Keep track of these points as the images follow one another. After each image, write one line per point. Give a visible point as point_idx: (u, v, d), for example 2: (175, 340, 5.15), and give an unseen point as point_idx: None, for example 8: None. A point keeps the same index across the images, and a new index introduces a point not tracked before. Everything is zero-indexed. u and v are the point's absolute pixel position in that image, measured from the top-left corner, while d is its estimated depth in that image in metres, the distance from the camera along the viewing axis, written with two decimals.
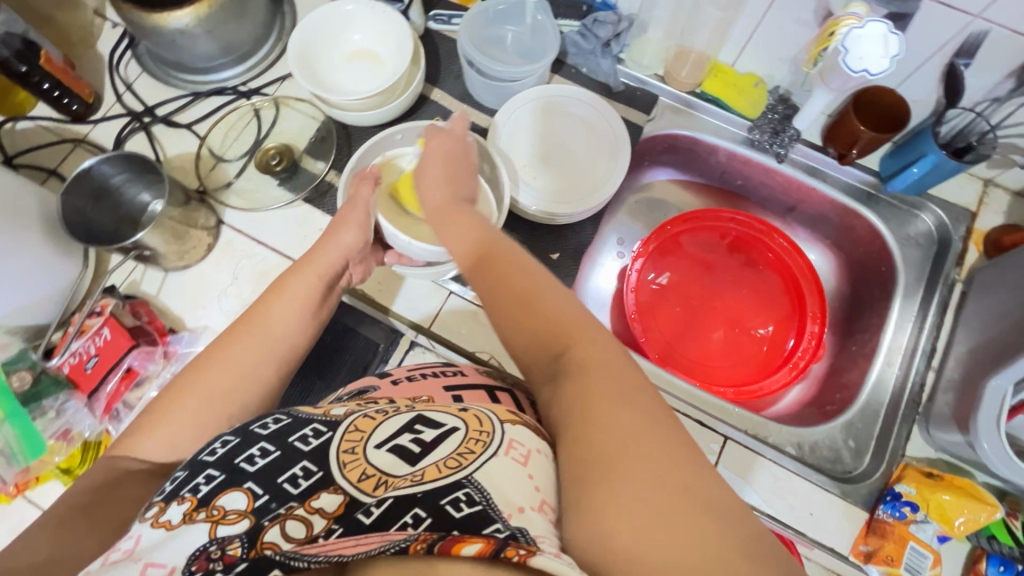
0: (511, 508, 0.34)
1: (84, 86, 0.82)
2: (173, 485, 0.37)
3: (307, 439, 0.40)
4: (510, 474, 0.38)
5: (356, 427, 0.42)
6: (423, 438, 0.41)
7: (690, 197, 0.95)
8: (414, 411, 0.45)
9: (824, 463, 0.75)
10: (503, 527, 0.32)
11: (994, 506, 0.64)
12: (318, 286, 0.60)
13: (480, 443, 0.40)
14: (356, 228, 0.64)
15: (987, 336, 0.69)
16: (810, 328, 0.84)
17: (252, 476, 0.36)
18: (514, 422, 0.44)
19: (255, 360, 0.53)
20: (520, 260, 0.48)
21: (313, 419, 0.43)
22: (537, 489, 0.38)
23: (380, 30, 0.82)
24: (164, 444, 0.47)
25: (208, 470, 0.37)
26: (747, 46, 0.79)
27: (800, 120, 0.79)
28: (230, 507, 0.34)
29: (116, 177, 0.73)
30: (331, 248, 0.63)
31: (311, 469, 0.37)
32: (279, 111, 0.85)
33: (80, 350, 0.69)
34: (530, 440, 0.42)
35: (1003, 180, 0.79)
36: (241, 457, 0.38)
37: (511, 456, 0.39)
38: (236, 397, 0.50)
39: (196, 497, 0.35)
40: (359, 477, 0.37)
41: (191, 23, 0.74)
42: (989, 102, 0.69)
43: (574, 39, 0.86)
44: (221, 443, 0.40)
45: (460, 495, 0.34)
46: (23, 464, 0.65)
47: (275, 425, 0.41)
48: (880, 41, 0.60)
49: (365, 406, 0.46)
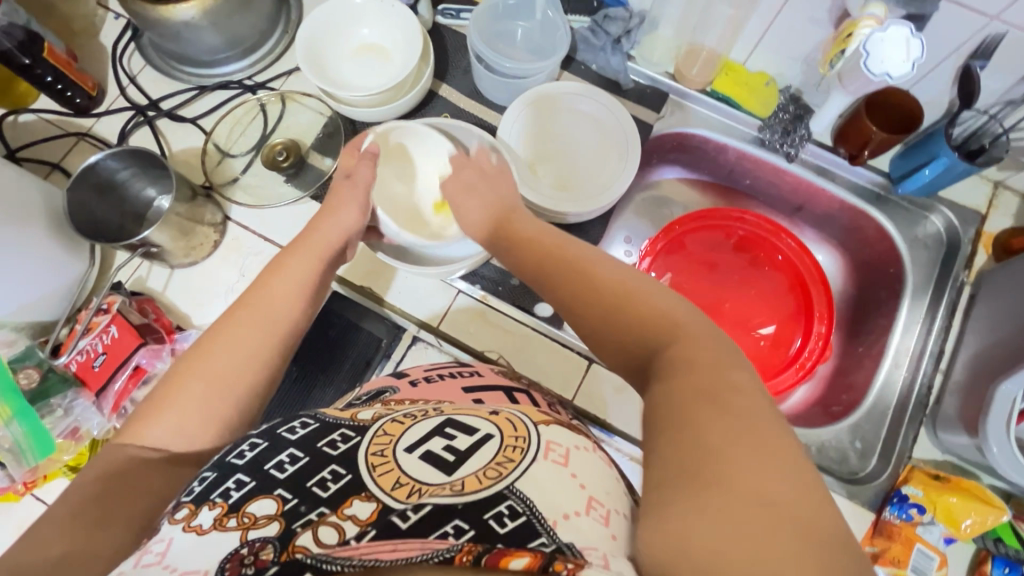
0: (556, 515, 0.34)
1: (87, 79, 0.80)
2: (202, 487, 0.38)
3: (336, 445, 0.41)
4: (552, 478, 0.38)
5: (385, 430, 0.42)
6: (457, 445, 0.41)
7: (698, 196, 0.94)
8: (443, 415, 0.45)
9: (831, 464, 0.76)
10: (548, 541, 0.31)
11: (1002, 509, 0.65)
12: (320, 267, 0.60)
13: (518, 450, 0.40)
14: (356, 208, 0.65)
15: (996, 339, 0.69)
16: (817, 329, 0.85)
17: (281, 483, 0.37)
18: (548, 424, 0.46)
19: (257, 339, 0.52)
20: (546, 240, 0.56)
21: (340, 424, 0.44)
22: (582, 487, 0.39)
23: (388, 25, 0.81)
24: (168, 429, 0.46)
25: (238, 475, 0.38)
26: (760, 44, 0.78)
27: (815, 123, 0.79)
28: (261, 514, 0.35)
29: (122, 173, 0.72)
30: (327, 230, 0.63)
31: (340, 472, 0.38)
32: (285, 107, 0.84)
33: (87, 348, 0.68)
34: (565, 441, 0.44)
35: (1012, 182, 0.78)
36: (271, 463, 0.39)
37: (550, 459, 0.40)
38: (242, 379, 0.50)
39: (227, 502, 0.36)
40: (392, 485, 0.36)
41: (197, 16, 0.73)
42: (1003, 105, 0.69)
43: (584, 36, 0.85)
44: (250, 444, 0.41)
45: (502, 508, 0.34)
46: (31, 463, 0.64)
47: (302, 431, 0.43)
48: (901, 43, 0.60)
49: (392, 410, 0.47)
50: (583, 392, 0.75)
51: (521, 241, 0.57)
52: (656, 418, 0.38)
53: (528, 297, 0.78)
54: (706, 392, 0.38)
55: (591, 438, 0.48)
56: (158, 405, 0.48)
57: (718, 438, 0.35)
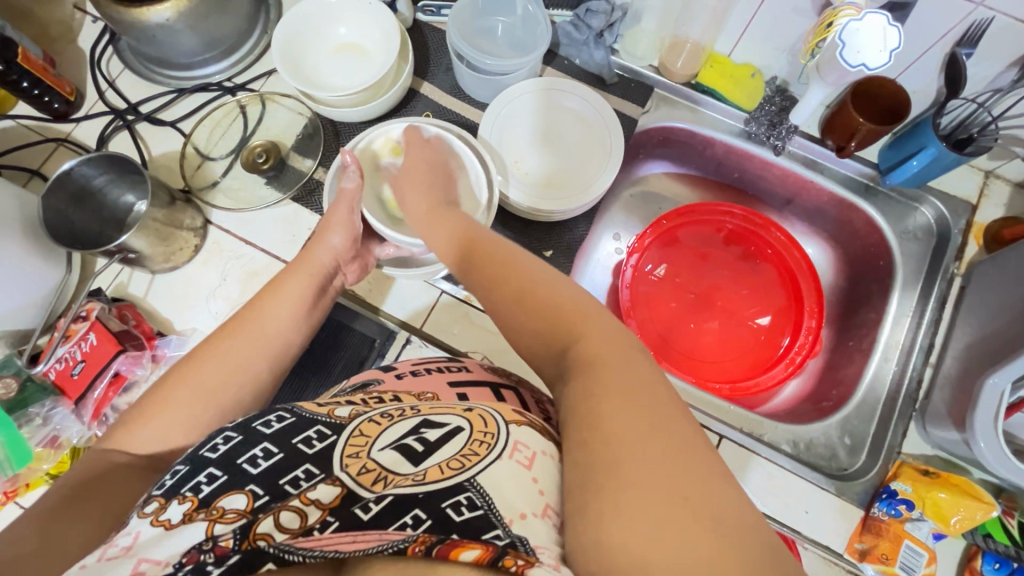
0: (513, 514, 0.33)
1: (64, 83, 0.80)
2: (172, 480, 0.35)
3: (311, 442, 0.38)
4: (511, 478, 0.36)
5: (361, 431, 0.40)
6: (427, 437, 0.39)
7: (686, 190, 0.93)
8: (421, 412, 0.42)
9: (820, 460, 0.75)
10: (503, 533, 0.31)
11: (991, 505, 0.64)
12: (310, 286, 0.61)
13: (485, 445, 0.38)
14: (343, 230, 0.65)
15: (985, 332, 0.68)
16: (807, 323, 0.83)
17: (254, 478, 0.35)
18: (520, 424, 0.41)
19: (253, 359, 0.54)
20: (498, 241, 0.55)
21: (317, 420, 0.41)
22: (541, 492, 0.36)
23: (366, 23, 0.80)
24: (157, 432, 0.46)
25: (210, 469, 0.35)
26: (744, 35, 0.77)
27: (797, 115, 0.76)
28: (230, 508, 0.33)
29: (98, 179, 0.72)
30: (319, 250, 0.64)
31: (314, 473, 0.36)
32: (265, 108, 0.83)
33: (66, 355, 0.68)
34: (536, 442, 0.40)
35: (1004, 171, 0.77)
36: (245, 457, 0.36)
37: (514, 459, 0.38)
38: (224, 385, 0.50)
39: (197, 497, 0.34)
40: (358, 472, 0.36)
41: (172, 18, 0.72)
42: (991, 94, 0.67)
43: (567, 30, 0.84)
44: (223, 438, 0.38)
45: (461, 499, 0.33)
46: (9, 473, 0.64)
47: (278, 424, 0.40)
48: (879, 34, 0.59)
49: (369, 409, 0.44)
50: None
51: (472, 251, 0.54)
52: (594, 427, 0.36)
53: None
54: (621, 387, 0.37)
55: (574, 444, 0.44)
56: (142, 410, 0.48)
57: (615, 410, 0.36)
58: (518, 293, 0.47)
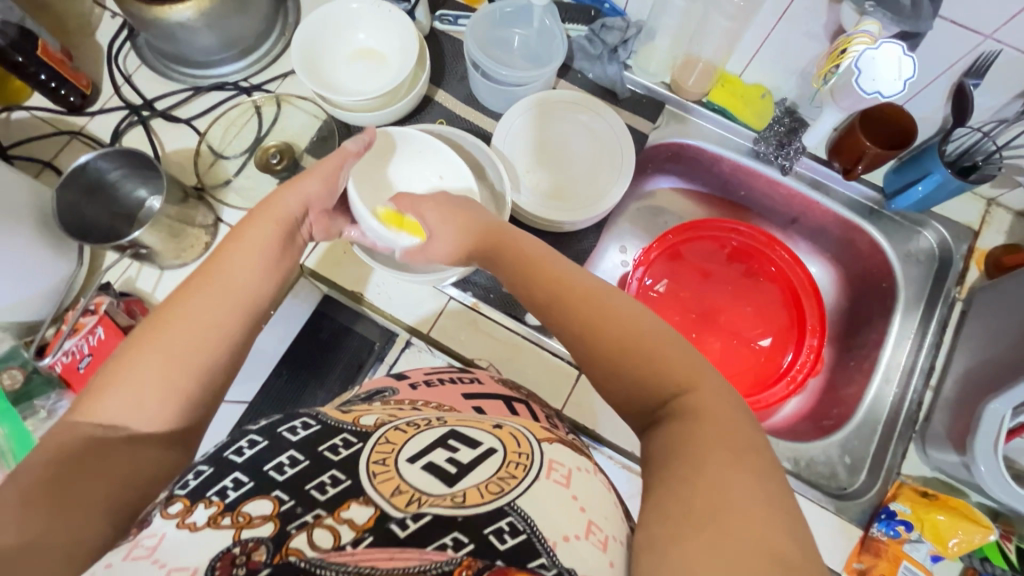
0: (557, 536, 0.33)
1: (81, 77, 0.80)
2: (197, 481, 0.37)
3: (337, 450, 0.39)
4: (555, 498, 0.36)
5: (387, 439, 0.41)
6: (458, 457, 0.39)
7: (694, 206, 0.94)
8: (447, 427, 0.43)
9: (820, 479, 0.76)
10: (549, 563, 0.31)
11: (989, 528, 0.65)
12: (278, 232, 0.56)
13: (521, 466, 0.38)
14: (322, 180, 0.60)
15: (985, 356, 0.70)
16: (809, 341, 0.84)
17: (279, 484, 0.36)
18: (550, 442, 0.45)
19: (233, 326, 0.49)
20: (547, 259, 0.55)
21: (342, 429, 0.42)
22: (582, 511, 0.37)
23: (385, 30, 0.81)
24: (144, 400, 0.43)
25: (235, 474, 0.37)
26: (756, 56, 0.78)
27: (808, 136, 0.79)
28: (256, 513, 0.33)
29: (112, 173, 0.72)
30: (289, 195, 0.58)
31: (340, 477, 0.36)
32: (280, 109, 0.84)
33: (72, 349, 0.67)
34: (568, 461, 0.42)
35: (1006, 200, 0.79)
36: (270, 465, 0.38)
37: (552, 479, 0.38)
38: (203, 354, 0.46)
39: (223, 501, 0.34)
40: (392, 493, 0.35)
41: (193, 17, 0.73)
42: (996, 123, 0.69)
43: (581, 44, 0.85)
44: (248, 443, 0.40)
45: (503, 524, 0.33)
46: (11, 465, 0.63)
47: (304, 433, 0.42)
48: (894, 63, 0.60)
49: (394, 418, 0.45)
50: (575, 401, 0.75)
51: (508, 260, 0.55)
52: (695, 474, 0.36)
53: (519, 305, 0.78)
54: (730, 445, 0.38)
55: (592, 461, 0.47)
56: (112, 379, 0.44)
57: (724, 470, 0.36)
58: (617, 334, 0.46)
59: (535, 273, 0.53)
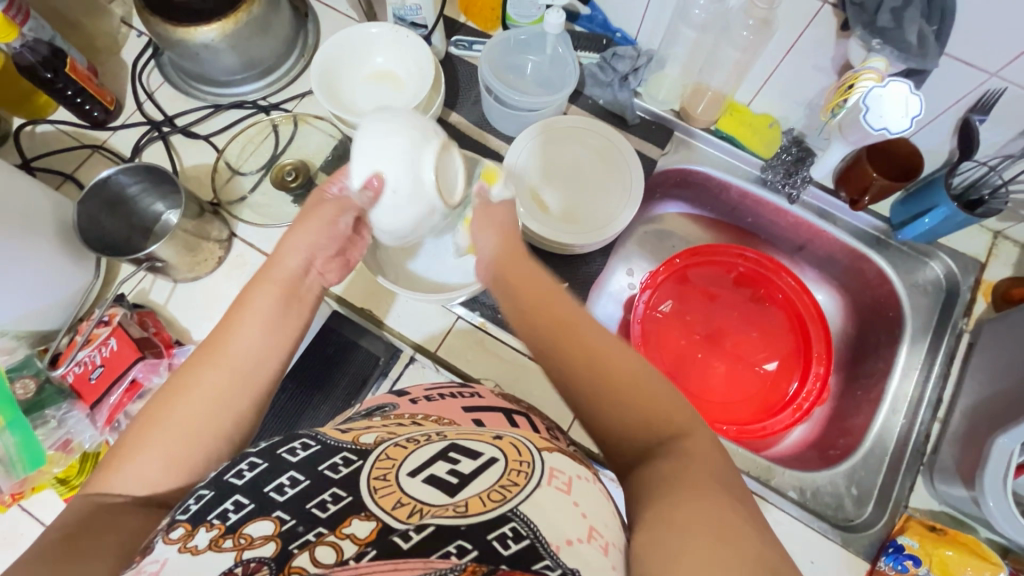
0: (560, 540, 0.33)
1: (106, 93, 0.82)
2: (198, 505, 0.37)
3: (337, 468, 0.39)
4: (557, 505, 0.37)
5: (387, 455, 0.41)
6: (460, 468, 0.39)
7: (701, 231, 0.95)
8: (448, 439, 0.44)
9: (826, 510, 0.75)
10: (553, 564, 0.31)
11: (999, 566, 0.65)
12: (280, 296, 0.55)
13: (523, 474, 0.39)
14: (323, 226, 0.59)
15: (993, 391, 0.70)
16: (815, 370, 0.84)
17: (281, 505, 0.36)
18: (550, 451, 0.45)
19: (232, 388, 0.49)
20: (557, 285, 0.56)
21: (342, 446, 0.42)
22: (584, 516, 0.37)
23: (401, 54, 0.83)
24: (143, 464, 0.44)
25: (236, 496, 0.37)
26: (765, 87, 0.80)
27: (817, 167, 0.79)
28: (257, 534, 0.33)
29: (132, 187, 0.73)
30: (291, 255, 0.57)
31: (341, 495, 0.36)
32: (297, 128, 0.86)
33: (85, 359, 0.69)
34: (568, 469, 0.43)
35: (1013, 233, 0.79)
36: (271, 486, 0.37)
37: (553, 485, 0.39)
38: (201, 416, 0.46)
39: (224, 524, 0.35)
40: (393, 506, 0.35)
41: (216, 39, 0.75)
42: (1003, 158, 0.69)
43: (593, 72, 0.87)
44: (249, 464, 0.40)
45: (506, 530, 0.33)
46: (21, 475, 0.65)
47: (304, 453, 0.41)
48: (900, 101, 0.62)
49: (394, 435, 0.45)
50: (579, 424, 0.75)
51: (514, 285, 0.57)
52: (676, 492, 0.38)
53: None
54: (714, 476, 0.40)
55: (591, 471, 0.47)
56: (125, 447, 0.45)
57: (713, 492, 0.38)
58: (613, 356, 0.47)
59: (546, 297, 0.54)
